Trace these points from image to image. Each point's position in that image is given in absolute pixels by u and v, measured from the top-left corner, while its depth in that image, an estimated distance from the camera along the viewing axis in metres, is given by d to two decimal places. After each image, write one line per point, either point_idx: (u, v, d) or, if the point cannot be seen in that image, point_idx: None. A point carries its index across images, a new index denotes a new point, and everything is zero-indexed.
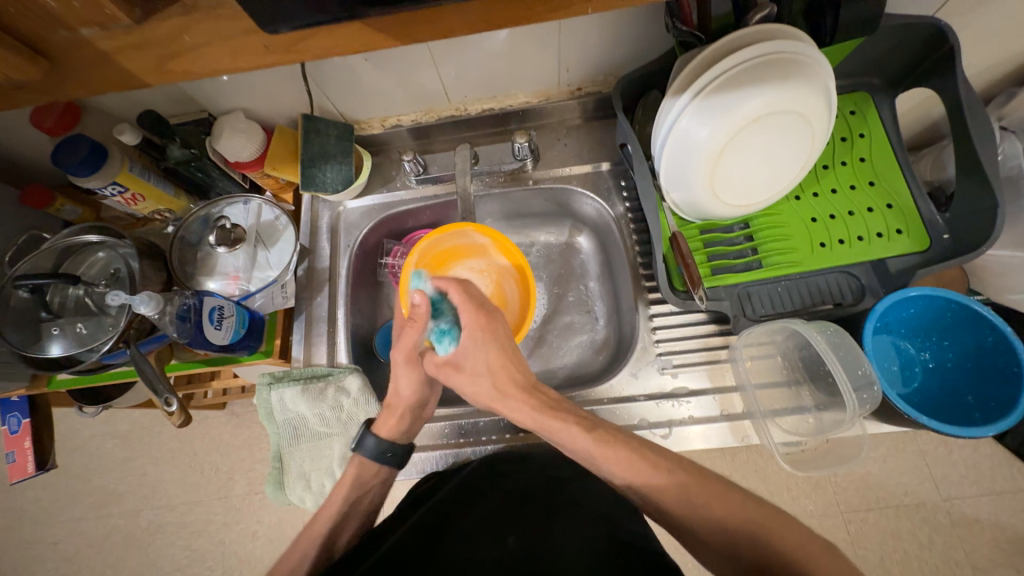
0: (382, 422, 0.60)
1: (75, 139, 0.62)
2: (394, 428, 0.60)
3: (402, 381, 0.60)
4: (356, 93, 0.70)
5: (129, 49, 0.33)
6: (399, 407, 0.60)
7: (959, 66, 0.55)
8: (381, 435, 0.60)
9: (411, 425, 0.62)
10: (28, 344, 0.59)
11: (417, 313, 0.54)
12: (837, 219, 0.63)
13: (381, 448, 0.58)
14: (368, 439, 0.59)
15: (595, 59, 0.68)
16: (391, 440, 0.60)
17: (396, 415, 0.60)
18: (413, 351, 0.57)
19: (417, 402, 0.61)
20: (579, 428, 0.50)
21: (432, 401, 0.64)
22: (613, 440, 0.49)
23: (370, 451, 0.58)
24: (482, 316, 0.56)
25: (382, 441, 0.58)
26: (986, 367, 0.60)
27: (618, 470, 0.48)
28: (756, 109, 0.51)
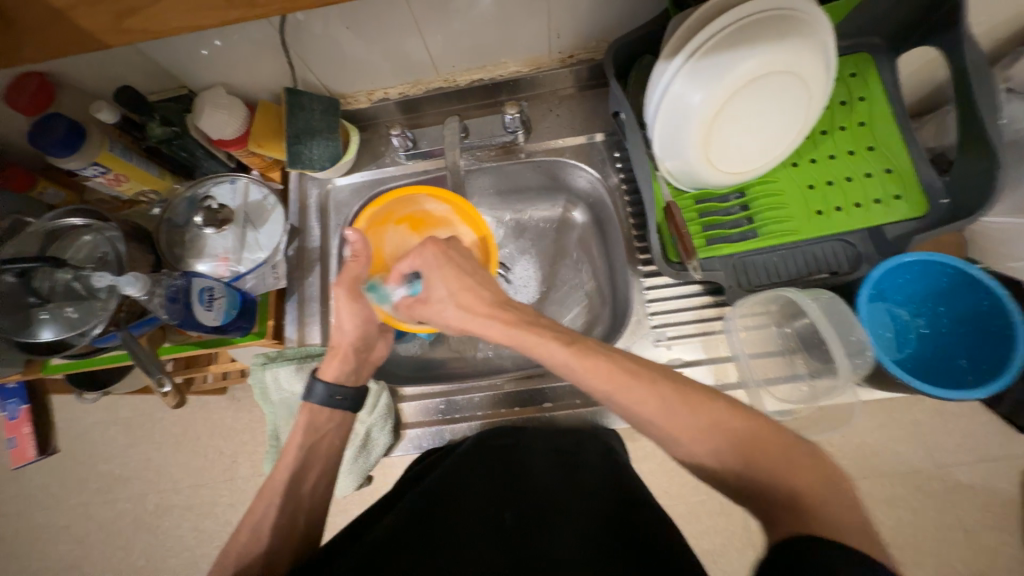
0: (326, 365, 0.61)
1: (49, 117, 0.59)
2: (340, 370, 0.62)
3: (345, 317, 0.61)
4: (341, 64, 0.68)
5: (81, 5, 0.30)
6: (342, 347, 0.61)
7: (964, 22, 0.53)
8: (328, 379, 0.61)
9: (358, 366, 0.63)
10: (19, 329, 0.58)
11: (355, 249, 0.60)
12: (834, 186, 0.62)
13: (328, 392, 0.60)
14: (317, 386, 0.60)
15: (587, 24, 0.65)
16: (339, 383, 0.61)
17: (340, 358, 0.61)
18: (355, 282, 0.62)
19: (361, 342, 0.63)
20: (556, 343, 0.49)
21: (381, 343, 0.66)
22: (596, 353, 0.48)
23: (319, 398, 0.60)
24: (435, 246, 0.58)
25: (329, 384, 0.60)
26: (979, 331, 0.60)
27: (594, 377, 0.47)
28: (752, 70, 0.49)
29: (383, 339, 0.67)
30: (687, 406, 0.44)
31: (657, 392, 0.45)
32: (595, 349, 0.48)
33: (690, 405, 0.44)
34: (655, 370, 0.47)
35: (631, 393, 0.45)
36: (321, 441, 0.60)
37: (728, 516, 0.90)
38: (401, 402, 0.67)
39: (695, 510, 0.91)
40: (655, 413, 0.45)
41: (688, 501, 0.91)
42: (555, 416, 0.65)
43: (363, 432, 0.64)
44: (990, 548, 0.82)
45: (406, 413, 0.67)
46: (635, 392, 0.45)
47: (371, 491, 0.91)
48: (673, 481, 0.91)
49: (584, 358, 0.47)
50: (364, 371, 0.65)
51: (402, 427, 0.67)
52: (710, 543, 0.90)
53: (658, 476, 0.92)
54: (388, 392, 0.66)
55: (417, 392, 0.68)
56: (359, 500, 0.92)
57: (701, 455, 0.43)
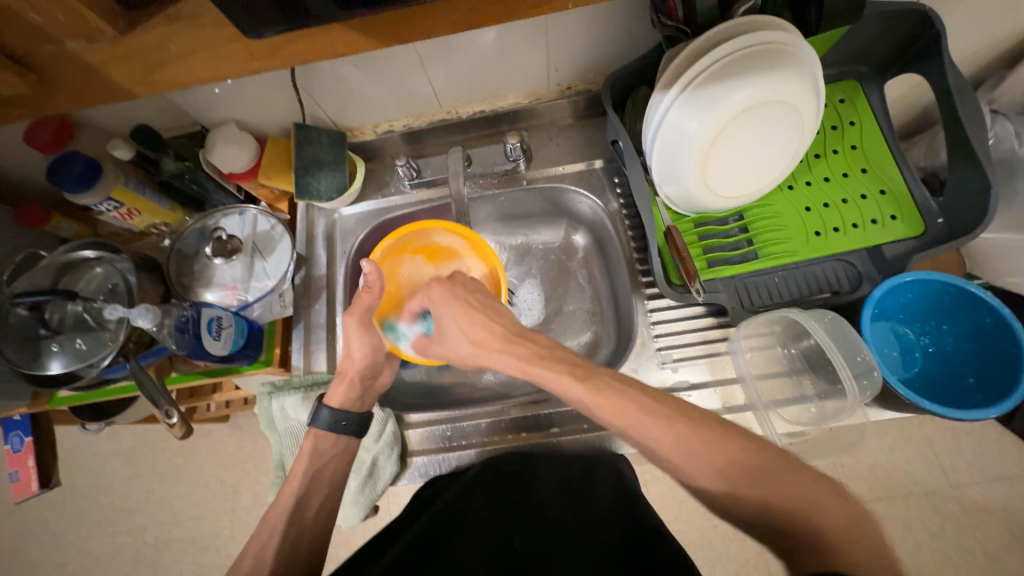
0: (332, 391, 0.62)
1: (67, 155, 0.62)
2: (346, 396, 0.62)
3: (353, 345, 0.62)
4: (347, 100, 0.70)
5: (114, 61, 0.32)
6: (348, 373, 0.62)
7: (946, 50, 0.55)
8: (333, 405, 0.61)
9: (364, 394, 0.63)
10: (28, 361, 0.59)
11: (369, 280, 0.59)
12: (831, 208, 0.63)
13: (334, 418, 0.60)
14: (322, 412, 0.60)
15: (584, 58, 0.68)
16: (344, 409, 0.61)
17: (347, 384, 0.62)
18: (366, 313, 0.62)
19: (368, 370, 0.63)
20: (571, 379, 0.48)
21: (386, 370, 0.65)
22: (607, 389, 0.46)
23: (324, 423, 0.60)
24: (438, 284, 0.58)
25: (334, 410, 0.60)
26: (985, 349, 0.60)
27: (608, 412, 0.46)
28: (744, 100, 0.51)
29: (389, 366, 0.66)
30: (702, 445, 0.42)
31: (673, 430, 0.43)
32: (607, 385, 0.47)
33: (705, 443, 0.43)
34: (664, 405, 0.45)
35: (647, 428, 0.44)
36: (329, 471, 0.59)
37: (741, 542, 0.88)
38: (407, 429, 0.67)
39: (708, 536, 0.89)
40: (671, 451, 0.43)
41: (700, 526, 0.89)
42: (562, 442, 0.64)
43: (369, 461, 0.64)
44: (1013, 572, 0.80)
45: (413, 440, 0.67)
46: (650, 429, 0.44)
47: (375, 520, 0.90)
48: (683, 506, 0.90)
49: (597, 395, 0.46)
50: (369, 399, 0.64)
51: (409, 455, 0.66)
52: (723, 570, 0.87)
53: (668, 500, 0.90)
54: (394, 419, 0.66)
55: (423, 418, 0.68)
56: (364, 530, 0.90)
57: (715, 488, 0.42)
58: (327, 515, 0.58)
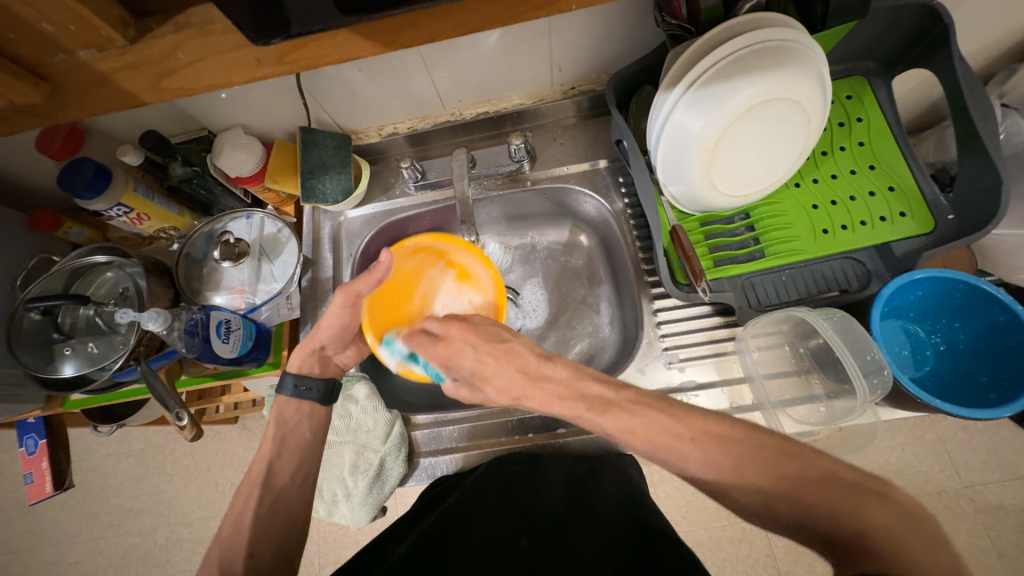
0: (292, 357, 0.63)
1: (78, 161, 0.63)
2: (304, 362, 0.63)
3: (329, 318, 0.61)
4: (352, 104, 0.71)
5: (125, 69, 0.33)
6: (314, 345, 0.62)
7: (955, 45, 0.55)
8: (291, 369, 0.63)
9: (323, 366, 0.64)
10: (42, 365, 0.60)
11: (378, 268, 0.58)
12: (839, 205, 0.62)
13: (295, 384, 0.61)
14: (287, 380, 0.61)
15: (588, 58, 0.68)
16: (303, 373, 0.63)
17: (305, 352, 0.63)
18: (355, 296, 0.60)
19: (332, 344, 0.64)
20: (591, 413, 0.48)
21: (350, 351, 0.66)
22: (626, 407, 0.47)
23: (288, 389, 0.61)
24: (445, 343, 0.53)
25: (296, 376, 0.61)
26: (998, 347, 0.59)
27: (634, 430, 0.46)
28: (750, 99, 0.51)
29: (353, 348, 0.66)
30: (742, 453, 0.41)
31: (701, 449, 0.43)
32: (625, 404, 0.47)
33: (735, 459, 0.41)
34: None
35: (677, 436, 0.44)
36: None
37: (749, 542, 0.87)
38: (414, 430, 0.67)
39: (715, 537, 0.88)
40: (706, 466, 0.42)
41: (707, 527, 0.89)
42: (568, 443, 0.62)
43: (375, 461, 0.64)
44: None
45: (419, 442, 0.67)
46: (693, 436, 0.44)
47: (382, 521, 0.90)
48: (690, 506, 0.89)
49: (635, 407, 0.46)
50: (329, 367, 0.65)
51: (416, 456, 0.66)
52: (732, 570, 0.87)
53: (675, 501, 0.90)
54: (401, 421, 0.66)
55: (430, 419, 0.68)
56: (371, 531, 0.91)
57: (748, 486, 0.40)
58: None
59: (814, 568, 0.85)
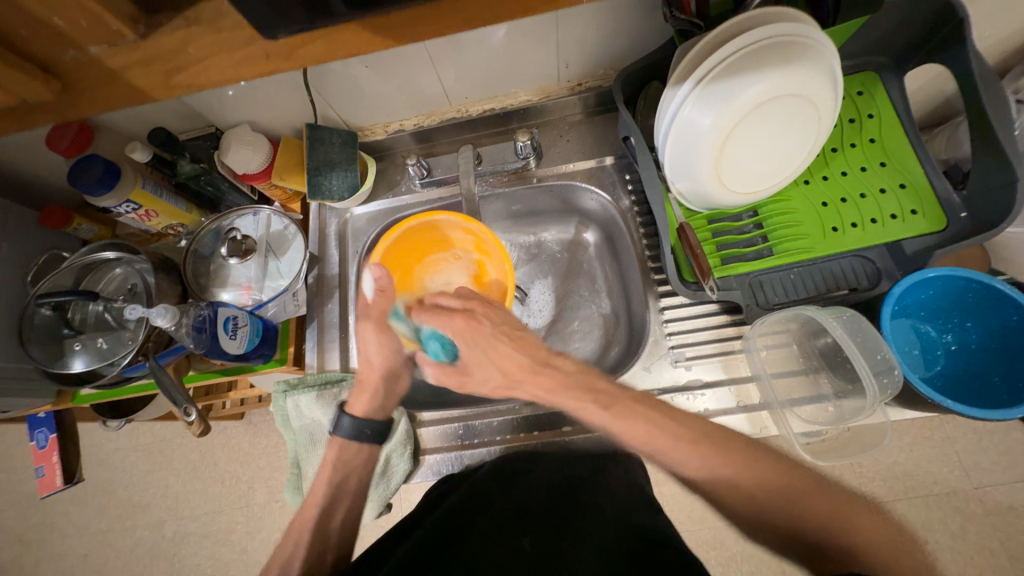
0: (354, 401, 0.62)
1: (87, 159, 0.63)
2: (369, 405, 0.62)
3: (372, 350, 0.62)
4: (359, 101, 0.71)
5: (136, 64, 0.32)
6: (369, 381, 0.62)
7: (971, 39, 0.54)
8: (355, 414, 0.61)
9: (387, 401, 0.63)
10: (52, 359, 0.61)
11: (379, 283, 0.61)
12: (849, 203, 0.62)
13: (356, 426, 0.60)
14: (343, 421, 0.60)
15: (595, 53, 0.67)
16: (367, 418, 0.61)
17: (369, 394, 0.62)
18: (383, 318, 0.61)
19: (390, 375, 0.63)
20: (589, 405, 0.50)
21: (404, 378, 0.64)
22: (634, 415, 0.49)
23: (347, 431, 0.60)
24: (465, 316, 0.58)
25: (357, 419, 0.60)
26: (1011, 347, 0.58)
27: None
28: (759, 95, 0.50)
29: (408, 372, 0.65)
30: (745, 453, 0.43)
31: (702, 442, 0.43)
32: (614, 408, 0.51)
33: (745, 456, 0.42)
34: None
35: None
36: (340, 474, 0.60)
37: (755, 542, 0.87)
38: (420, 427, 0.67)
39: (721, 537, 0.88)
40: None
41: (713, 526, 0.88)
42: (574, 441, 0.65)
43: (383, 458, 0.64)
44: None
45: (425, 439, 0.67)
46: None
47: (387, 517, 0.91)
48: (696, 505, 0.88)
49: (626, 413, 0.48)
50: (390, 404, 0.64)
51: (421, 453, 0.66)
52: (736, 570, 0.87)
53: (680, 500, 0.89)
54: (407, 417, 0.66)
55: (435, 416, 0.68)
56: (377, 527, 0.91)
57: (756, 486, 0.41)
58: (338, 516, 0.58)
59: None
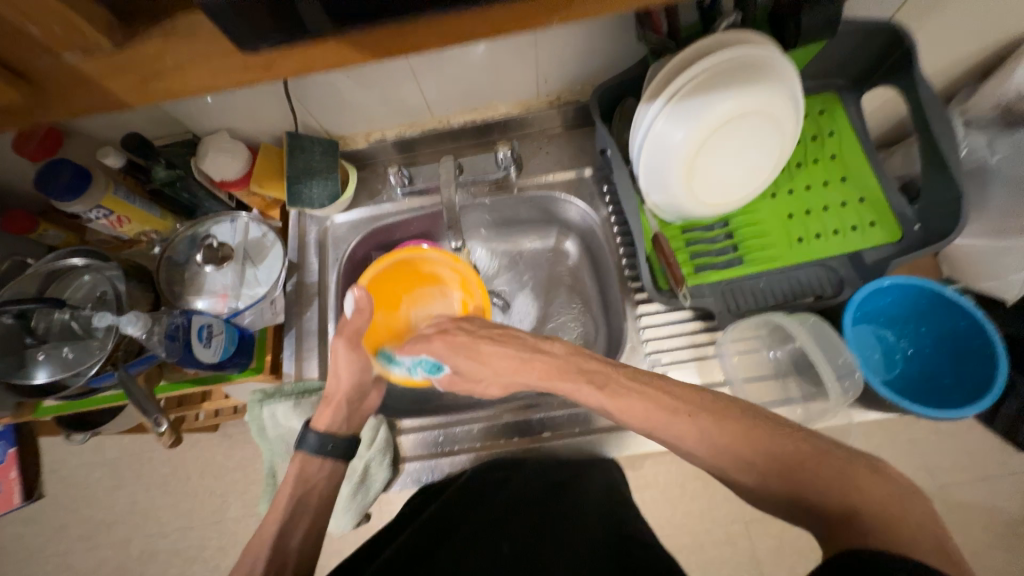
0: (319, 415, 0.60)
1: (57, 164, 0.61)
2: (333, 419, 0.60)
3: (342, 368, 0.60)
4: (341, 110, 0.71)
5: (111, 72, 0.33)
6: (335, 397, 0.60)
7: (917, 65, 0.58)
8: (320, 428, 0.60)
9: (351, 416, 0.61)
10: (13, 370, 0.58)
11: (360, 304, 0.59)
12: (812, 215, 0.65)
13: (320, 443, 0.59)
14: (309, 437, 0.59)
15: (573, 69, 0.70)
16: (331, 432, 0.60)
17: (332, 408, 0.60)
18: (355, 334, 0.60)
19: (356, 392, 0.61)
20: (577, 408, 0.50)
21: (373, 394, 0.64)
22: (623, 408, 0.48)
23: (311, 447, 0.59)
24: (440, 334, 0.59)
25: (321, 433, 0.59)
26: (961, 351, 0.62)
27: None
28: (727, 112, 0.53)
29: (376, 388, 0.64)
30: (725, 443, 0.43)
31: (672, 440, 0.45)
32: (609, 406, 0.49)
33: (713, 456, 0.43)
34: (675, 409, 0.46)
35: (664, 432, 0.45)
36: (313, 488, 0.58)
37: (733, 545, 0.88)
38: (400, 435, 0.66)
39: (700, 540, 0.89)
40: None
41: (692, 531, 0.89)
42: (553, 446, 0.63)
43: (360, 468, 0.63)
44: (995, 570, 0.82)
45: (405, 447, 0.66)
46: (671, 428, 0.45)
47: (366, 529, 0.89)
48: (675, 510, 0.90)
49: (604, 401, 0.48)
50: (356, 421, 0.62)
51: (400, 462, 0.65)
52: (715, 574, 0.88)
53: (660, 505, 0.90)
54: (387, 425, 0.66)
55: (415, 424, 0.67)
56: (355, 539, 0.90)
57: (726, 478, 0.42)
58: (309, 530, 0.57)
59: (795, 570, 0.86)
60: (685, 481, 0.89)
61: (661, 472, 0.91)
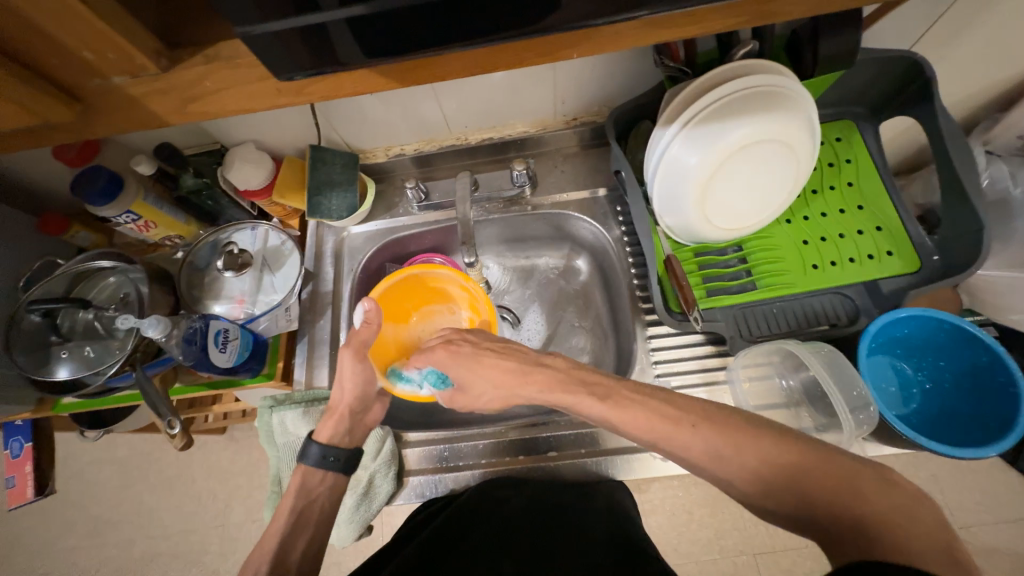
0: (321, 426, 0.60)
1: (93, 170, 0.64)
2: (335, 430, 0.60)
3: (347, 379, 0.59)
4: (362, 124, 0.74)
5: (154, 93, 0.34)
6: (339, 408, 0.59)
7: (938, 97, 0.58)
8: (323, 440, 0.59)
9: (354, 428, 0.61)
10: (37, 367, 0.60)
11: (369, 315, 0.59)
12: (828, 242, 0.64)
13: (323, 454, 0.58)
14: (311, 448, 0.58)
15: (589, 92, 0.71)
16: (332, 444, 0.59)
17: (335, 419, 0.59)
18: (363, 345, 0.59)
19: (358, 404, 0.61)
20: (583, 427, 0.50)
21: (376, 407, 0.63)
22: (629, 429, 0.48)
23: (312, 459, 0.58)
24: (443, 344, 0.58)
25: (322, 445, 0.58)
26: (981, 387, 0.60)
27: (624, 439, 0.47)
28: (742, 138, 0.53)
29: (380, 402, 0.64)
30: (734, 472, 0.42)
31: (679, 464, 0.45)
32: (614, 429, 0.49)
33: None
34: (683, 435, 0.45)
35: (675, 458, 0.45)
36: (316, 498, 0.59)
37: None
38: (405, 448, 0.67)
39: (706, 570, 0.87)
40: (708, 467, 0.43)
41: (698, 560, 0.87)
42: (559, 468, 0.63)
43: (364, 480, 0.63)
44: None
45: (410, 460, 0.66)
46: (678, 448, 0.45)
47: (367, 541, 0.88)
48: (682, 537, 0.87)
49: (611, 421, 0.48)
50: (358, 434, 0.62)
51: (405, 474, 0.65)
52: None
53: (666, 532, 0.88)
54: (393, 437, 0.66)
55: (421, 437, 0.67)
56: (356, 551, 0.89)
57: None
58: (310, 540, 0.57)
59: None
60: (693, 507, 0.87)
61: (668, 497, 0.89)
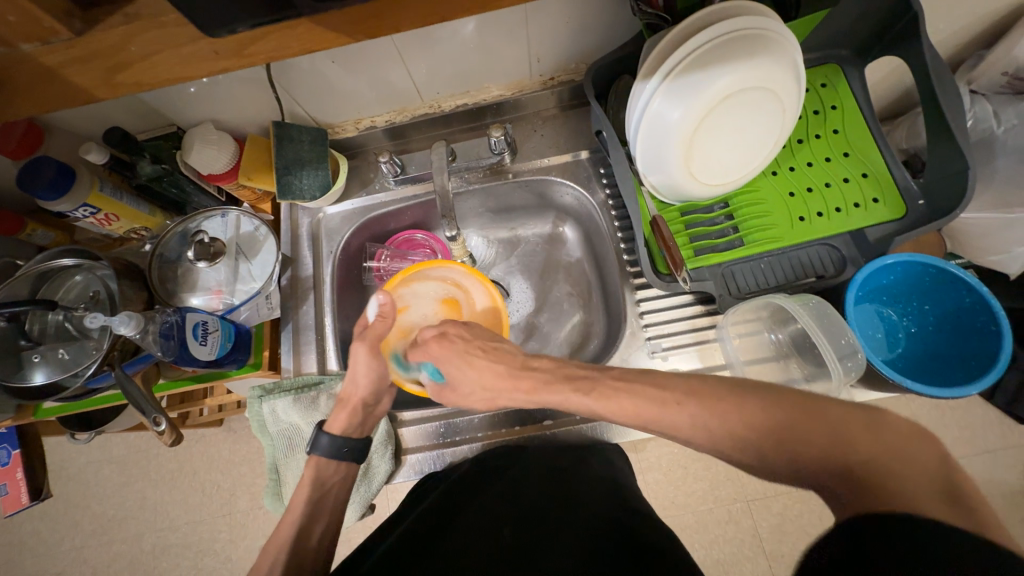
0: (334, 417, 0.60)
1: (39, 161, 0.60)
2: (347, 423, 0.60)
3: (360, 371, 0.60)
4: (328, 96, 0.69)
5: (76, 61, 0.31)
6: (351, 400, 0.60)
7: (924, 32, 0.55)
8: (335, 432, 0.60)
9: (365, 420, 0.61)
10: (9, 374, 0.58)
11: (383, 309, 0.61)
12: (814, 193, 0.63)
13: (335, 445, 0.59)
14: (321, 439, 0.59)
15: (565, 48, 0.68)
16: (345, 435, 0.60)
17: (347, 411, 0.60)
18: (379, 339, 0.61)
19: (372, 398, 0.61)
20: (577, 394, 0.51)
21: (388, 398, 0.62)
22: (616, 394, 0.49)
23: (325, 450, 0.59)
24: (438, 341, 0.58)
25: (335, 436, 0.59)
26: (964, 327, 0.62)
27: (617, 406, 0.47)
28: (725, 88, 0.51)
29: (391, 394, 0.63)
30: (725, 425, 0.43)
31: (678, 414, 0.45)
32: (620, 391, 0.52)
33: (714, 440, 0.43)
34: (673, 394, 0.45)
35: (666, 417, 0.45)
36: (317, 488, 0.58)
37: (735, 523, 0.89)
38: (401, 427, 0.66)
39: (703, 519, 0.90)
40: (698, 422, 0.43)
41: (695, 510, 0.90)
42: (556, 434, 0.64)
43: (362, 461, 0.63)
44: None
45: (407, 439, 0.66)
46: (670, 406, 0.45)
47: (373, 519, 0.90)
48: (678, 491, 0.90)
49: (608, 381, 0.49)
50: (370, 424, 0.62)
51: (403, 453, 0.65)
52: (719, 552, 0.89)
53: (663, 487, 0.91)
54: (387, 418, 0.65)
55: (417, 416, 0.67)
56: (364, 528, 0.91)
57: None
58: (318, 530, 0.57)
59: (798, 545, 0.87)
60: (688, 462, 0.90)
61: (663, 454, 0.92)
